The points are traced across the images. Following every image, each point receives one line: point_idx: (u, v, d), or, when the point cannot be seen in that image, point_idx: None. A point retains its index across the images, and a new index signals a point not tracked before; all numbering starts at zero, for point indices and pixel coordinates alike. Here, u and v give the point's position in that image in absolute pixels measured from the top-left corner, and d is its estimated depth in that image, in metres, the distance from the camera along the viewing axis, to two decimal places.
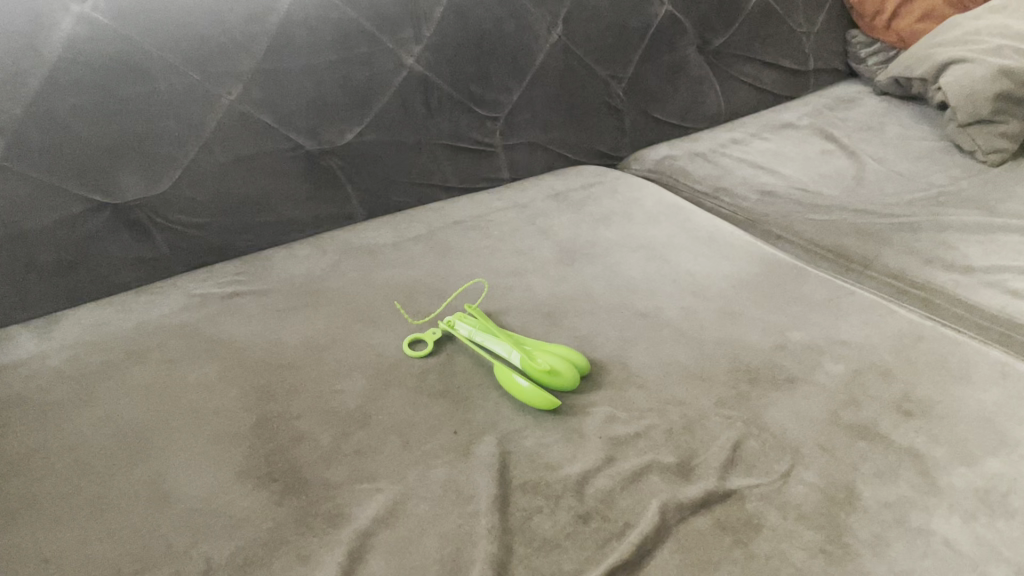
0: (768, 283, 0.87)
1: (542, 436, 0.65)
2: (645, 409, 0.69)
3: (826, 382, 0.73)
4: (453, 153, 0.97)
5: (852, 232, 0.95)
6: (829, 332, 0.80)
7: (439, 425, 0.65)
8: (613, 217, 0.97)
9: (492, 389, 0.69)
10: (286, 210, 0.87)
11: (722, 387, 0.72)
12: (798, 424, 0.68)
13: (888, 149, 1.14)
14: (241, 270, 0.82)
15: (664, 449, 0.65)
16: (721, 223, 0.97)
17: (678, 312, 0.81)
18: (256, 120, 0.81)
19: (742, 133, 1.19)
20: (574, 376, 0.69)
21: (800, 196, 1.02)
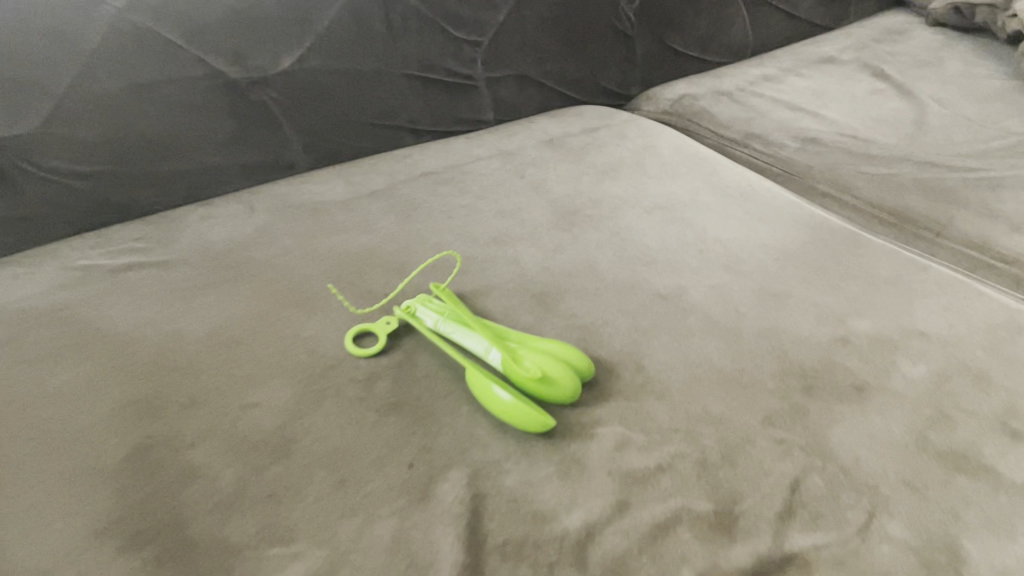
0: (818, 255, 0.69)
1: (530, 471, 0.47)
2: (668, 430, 0.51)
3: (904, 390, 0.56)
4: (423, 87, 0.78)
5: (917, 190, 0.77)
6: (901, 320, 0.62)
7: (389, 455, 0.48)
8: (622, 169, 0.78)
9: (462, 400, 0.52)
10: (206, 156, 0.68)
11: (768, 397, 0.54)
12: (873, 451, 0.51)
13: (950, 89, 0.94)
14: (142, 236, 0.63)
15: (695, 490, 0.47)
16: (755, 177, 0.79)
17: (706, 293, 0.63)
18: (155, 36, 0.62)
19: (774, 69, 0.99)
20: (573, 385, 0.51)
21: (849, 145, 0.84)
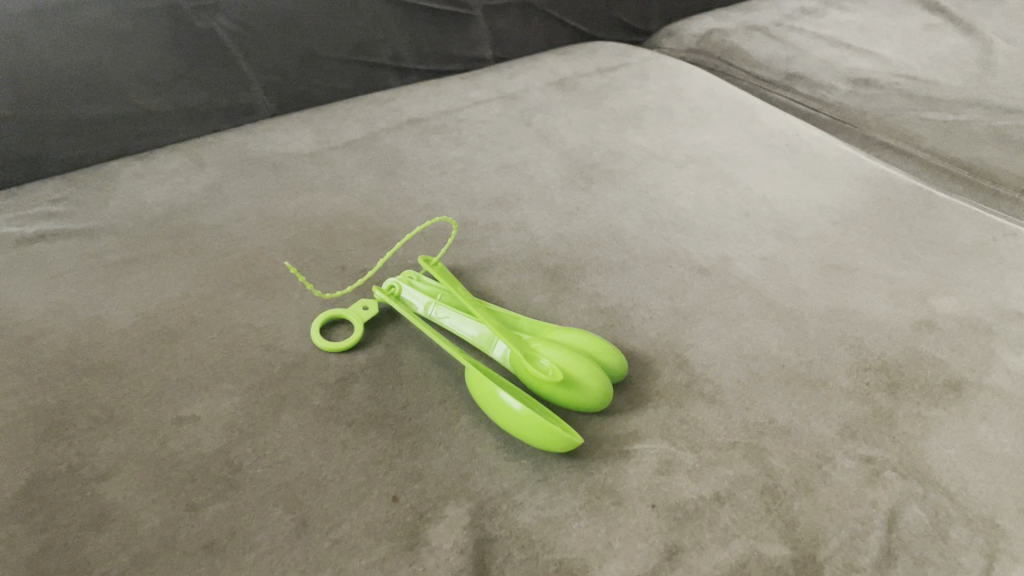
0: (886, 217, 0.57)
1: (551, 504, 0.37)
2: (724, 446, 0.40)
3: (1010, 388, 0.45)
4: (409, 18, 0.65)
5: (993, 140, 0.65)
6: (994, 298, 0.51)
7: (367, 484, 0.37)
8: (645, 115, 0.66)
9: (461, 409, 0.41)
10: (142, 98, 0.55)
11: (846, 400, 0.43)
12: (982, 472, 0.40)
13: (1016, 23, 0.82)
14: (62, 199, 0.51)
15: (766, 530, 0.36)
16: (800, 126, 0.67)
17: (757, 266, 0.52)
18: None
19: (813, 2, 0.87)
20: (602, 391, 0.40)
21: (908, 86, 0.72)
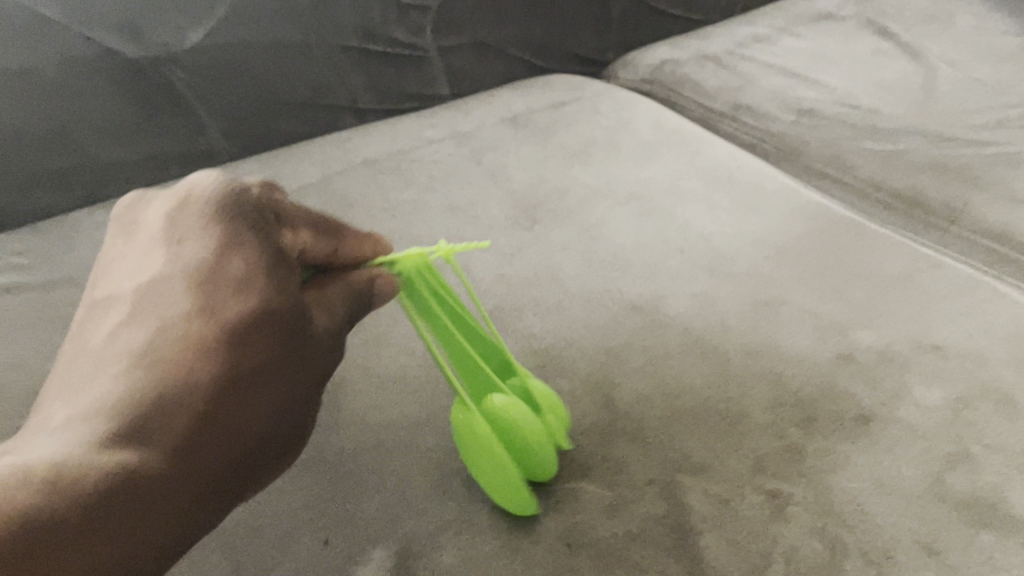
0: (819, 249, 0.59)
1: (472, 543, 0.40)
2: (640, 483, 0.43)
3: (919, 423, 0.47)
4: (364, 60, 0.68)
5: (929, 169, 0.67)
6: (913, 330, 0.53)
7: (300, 532, 0.40)
8: (594, 150, 0.69)
9: (395, 453, 0.44)
10: (102, 148, 0.59)
11: (762, 437, 0.46)
12: (884, 505, 0.42)
13: (961, 48, 0.84)
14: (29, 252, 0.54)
15: (673, 565, 0.39)
16: (743, 158, 0.70)
17: (688, 303, 0.54)
18: (31, 14, 0.54)
19: (767, 28, 0.89)
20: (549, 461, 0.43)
21: (851, 115, 0.74)
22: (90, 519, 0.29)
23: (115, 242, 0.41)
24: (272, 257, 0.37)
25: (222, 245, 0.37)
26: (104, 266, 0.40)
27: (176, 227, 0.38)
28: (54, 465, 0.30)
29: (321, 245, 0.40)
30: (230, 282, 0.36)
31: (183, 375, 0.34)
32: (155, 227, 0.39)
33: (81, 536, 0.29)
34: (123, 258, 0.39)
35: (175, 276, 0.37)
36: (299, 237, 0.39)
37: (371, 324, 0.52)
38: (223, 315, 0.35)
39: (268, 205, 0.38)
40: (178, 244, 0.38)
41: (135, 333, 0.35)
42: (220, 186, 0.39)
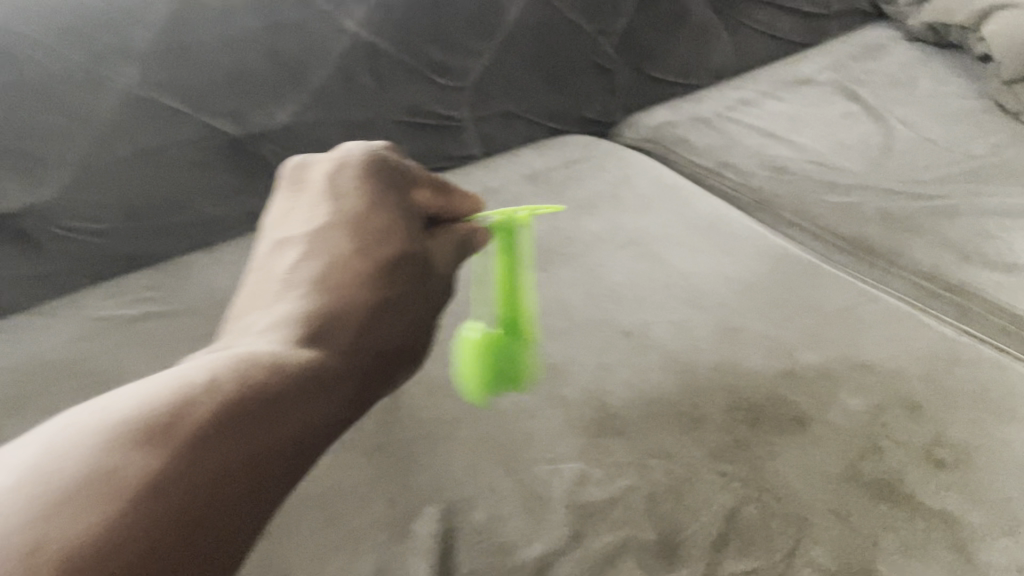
0: (777, 287, 0.74)
1: (497, 505, 0.54)
2: (623, 464, 0.57)
3: (842, 423, 0.61)
4: (412, 130, 0.84)
5: (877, 219, 0.81)
6: (848, 351, 0.67)
7: (371, 494, 0.55)
8: (599, 203, 0.84)
9: (439, 440, 0.59)
10: (209, 207, 0.74)
11: (718, 432, 0.60)
12: (806, 483, 0.57)
13: (920, 110, 0.98)
14: (156, 288, 0.70)
15: (645, 522, 0.54)
16: (723, 208, 0.84)
17: (668, 329, 0.69)
18: (163, 107, 0.68)
19: (752, 92, 1.04)
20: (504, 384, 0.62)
21: (816, 172, 0.88)
22: (324, 372, 0.45)
23: (284, 191, 0.60)
24: (409, 213, 0.57)
25: (373, 202, 0.56)
26: (276, 211, 0.59)
27: (336, 188, 0.57)
28: (290, 340, 0.47)
29: (437, 202, 0.60)
30: (383, 228, 0.55)
31: (351, 291, 0.51)
32: (321, 185, 0.58)
33: (322, 382, 0.45)
34: (295, 203, 0.58)
35: (340, 223, 0.55)
36: (423, 195, 0.59)
37: None
38: (380, 250, 0.54)
39: (403, 173, 0.59)
40: (340, 200, 0.56)
41: (317, 259, 0.53)
42: (370, 160, 0.58)
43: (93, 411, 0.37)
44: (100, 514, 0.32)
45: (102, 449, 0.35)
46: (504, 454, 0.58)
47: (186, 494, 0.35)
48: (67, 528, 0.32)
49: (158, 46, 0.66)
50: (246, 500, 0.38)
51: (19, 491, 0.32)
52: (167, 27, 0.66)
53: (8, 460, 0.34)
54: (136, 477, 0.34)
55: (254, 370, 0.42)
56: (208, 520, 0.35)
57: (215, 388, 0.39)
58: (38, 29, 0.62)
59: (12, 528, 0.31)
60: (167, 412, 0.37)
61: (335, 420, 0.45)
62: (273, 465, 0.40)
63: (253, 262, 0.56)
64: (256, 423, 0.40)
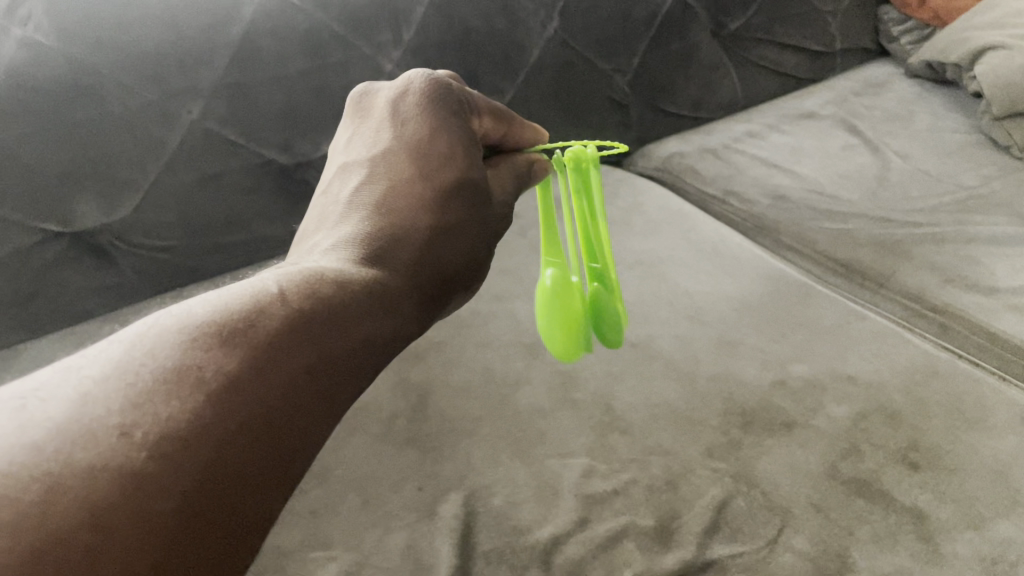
0: (772, 305, 0.80)
1: (512, 492, 0.62)
2: (626, 460, 0.64)
3: (826, 428, 0.67)
4: None
5: (869, 244, 0.87)
6: (835, 365, 0.73)
7: (403, 480, 0.63)
8: (611, 228, 0.92)
9: (464, 435, 0.66)
10: (260, 227, 0.85)
11: (713, 433, 0.67)
12: (790, 479, 0.63)
13: (916, 144, 1.04)
14: None
15: (643, 509, 0.60)
16: (727, 233, 0.91)
17: (672, 342, 0.76)
18: (222, 138, 0.77)
19: (759, 125, 1.12)
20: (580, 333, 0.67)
21: (815, 201, 0.95)
22: (383, 291, 0.49)
23: (350, 123, 0.62)
24: (471, 138, 0.59)
25: (434, 128, 0.58)
26: (343, 143, 0.62)
27: (399, 118, 0.59)
28: (353, 260, 0.50)
29: (495, 129, 0.63)
30: (444, 155, 0.57)
31: (410, 219, 0.55)
32: (384, 116, 0.60)
33: (381, 298, 0.48)
34: (360, 135, 0.61)
35: (402, 151, 0.57)
36: (483, 123, 0.62)
37: (445, 350, 0.75)
38: (439, 179, 0.57)
39: (465, 99, 0.60)
40: (402, 127, 0.59)
41: (377, 188, 0.56)
42: (431, 87, 0.59)
43: (174, 315, 0.40)
44: (185, 402, 0.35)
45: (182, 347, 0.37)
46: (520, 449, 0.65)
47: (262, 388, 0.38)
48: (157, 410, 0.34)
49: (222, 85, 0.75)
50: (316, 398, 0.40)
51: (112, 381, 0.35)
52: (230, 68, 0.75)
53: (97, 357, 0.37)
54: (217, 371, 0.37)
55: (320, 283, 0.45)
56: (283, 413, 0.38)
57: (285, 299, 0.43)
58: (119, 72, 0.70)
59: (107, 411, 0.33)
60: (241, 318, 0.40)
61: (390, 330, 0.48)
62: (338, 365, 0.42)
63: (320, 193, 0.60)
64: (321, 330, 0.43)
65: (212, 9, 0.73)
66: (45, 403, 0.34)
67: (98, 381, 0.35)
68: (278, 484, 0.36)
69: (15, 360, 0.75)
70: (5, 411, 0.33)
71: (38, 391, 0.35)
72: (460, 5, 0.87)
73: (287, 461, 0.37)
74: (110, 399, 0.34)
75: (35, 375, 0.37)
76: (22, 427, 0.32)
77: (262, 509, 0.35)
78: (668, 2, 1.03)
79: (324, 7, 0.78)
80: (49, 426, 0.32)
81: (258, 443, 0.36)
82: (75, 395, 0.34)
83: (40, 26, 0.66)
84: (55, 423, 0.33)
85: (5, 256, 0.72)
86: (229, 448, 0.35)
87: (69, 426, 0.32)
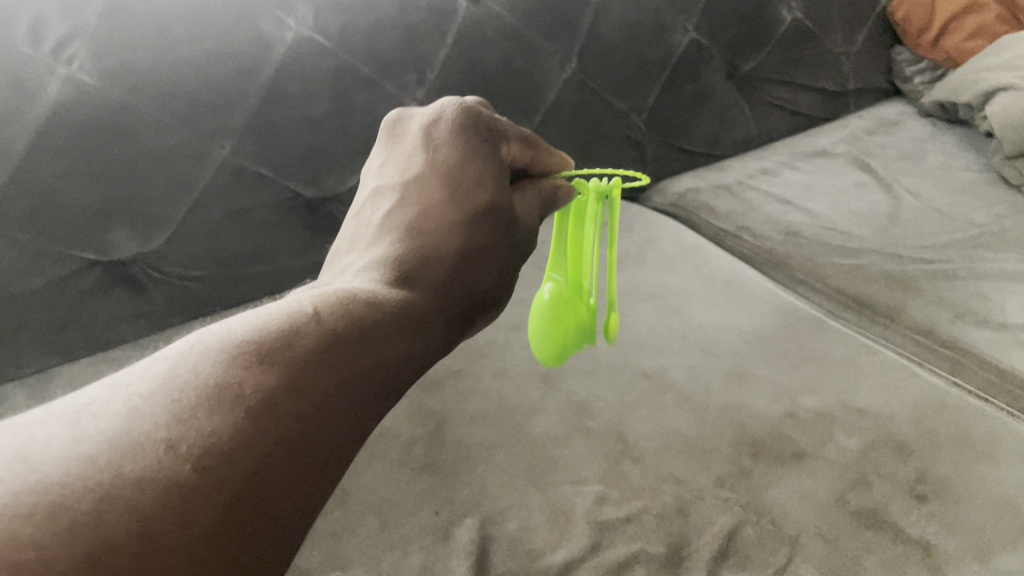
0: (783, 338, 0.82)
1: (526, 518, 0.63)
2: (638, 488, 0.66)
3: (835, 459, 0.68)
4: None
5: (881, 279, 0.89)
6: (845, 397, 0.75)
7: (420, 504, 0.64)
8: (626, 261, 0.94)
9: (479, 462, 0.68)
10: (286, 258, 0.88)
11: (723, 463, 0.68)
12: (799, 508, 0.64)
13: (928, 182, 1.06)
14: None
15: (654, 536, 0.62)
16: (740, 267, 0.93)
17: (684, 373, 0.77)
18: (252, 173, 0.81)
19: (773, 163, 1.14)
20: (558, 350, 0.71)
21: (827, 237, 0.97)
22: (413, 311, 0.50)
23: (383, 149, 0.65)
24: (497, 165, 0.62)
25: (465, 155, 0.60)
26: (377, 167, 0.64)
27: (429, 144, 0.62)
28: (384, 280, 0.52)
29: (522, 156, 0.65)
30: (471, 182, 0.60)
31: (439, 243, 0.57)
32: (415, 144, 0.63)
33: (411, 318, 0.49)
34: (392, 162, 0.63)
35: (432, 179, 0.60)
36: (510, 150, 0.65)
37: (463, 378, 0.77)
38: (467, 203, 0.59)
39: (493, 127, 0.63)
40: (434, 154, 0.61)
41: (408, 213, 0.58)
42: (461, 117, 0.63)
43: (215, 334, 0.41)
44: (226, 417, 0.36)
45: (223, 365, 0.39)
46: (535, 475, 0.67)
47: (299, 404, 0.39)
48: (200, 425, 0.35)
49: (253, 123, 0.78)
50: (349, 414, 0.41)
51: (157, 397, 0.36)
52: (260, 107, 0.78)
53: (142, 374, 0.38)
54: (255, 389, 0.38)
55: (353, 304, 0.47)
56: (318, 427, 0.39)
57: (320, 319, 0.44)
58: (156, 111, 0.73)
59: (154, 425, 0.35)
60: (279, 337, 0.41)
61: (423, 350, 0.49)
62: (372, 383, 0.44)
63: (352, 216, 0.62)
64: (353, 349, 0.44)
65: (247, 51, 0.76)
66: (96, 417, 0.35)
67: (145, 397, 0.36)
68: (311, 497, 0.37)
69: (48, 383, 0.79)
70: (58, 426, 0.35)
71: (90, 407, 0.36)
72: (481, 46, 0.90)
73: (321, 474, 0.38)
74: (156, 413, 0.35)
75: (85, 392, 0.38)
76: (75, 441, 0.34)
77: (296, 523, 0.36)
78: (683, 44, 1.06)
79: (351, 49, 0.82)
80: (101, 440, 0.34)
81: (294, 456, 0.37)
82: (123, 410, 0.36)
83: (83, 67, 0.69)
84: (105, 435, 0.34)
85: (43, 285, 0.75)
86: (267, 461, 0.36)
87: (118, 440, 0.34)
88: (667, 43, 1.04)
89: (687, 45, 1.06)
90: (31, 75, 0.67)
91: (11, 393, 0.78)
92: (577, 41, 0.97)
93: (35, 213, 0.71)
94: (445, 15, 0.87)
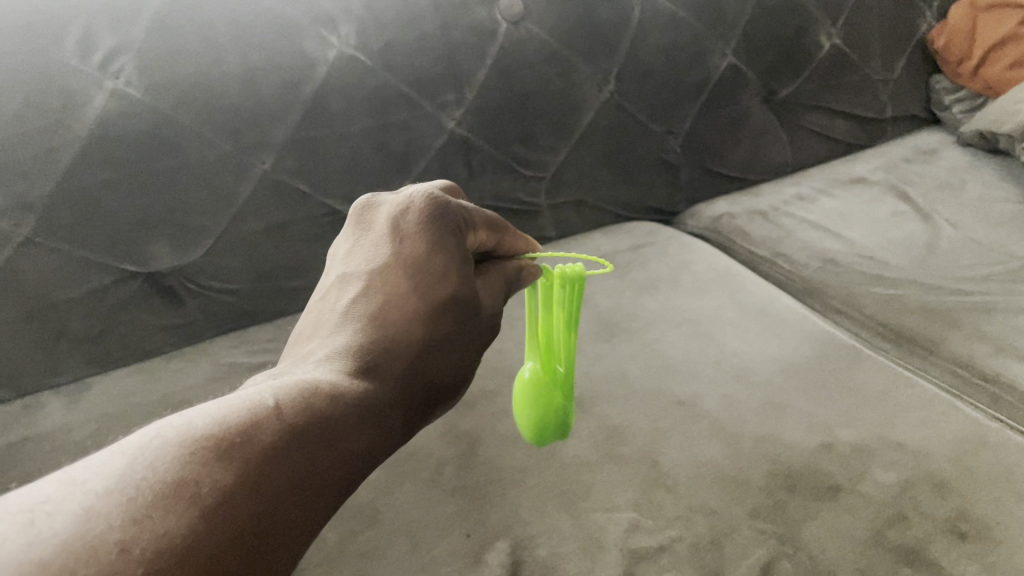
0: (820, 369, 0.81)
1: (559, 544, 0.63)
2: (672, 517, 0.65)
3: (873, 493, 0.67)
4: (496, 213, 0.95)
5: (919, 310, 0.87)
6: (883, 431, 0.73)
7: (451, 527, 0.64)
8: (660, 285, 0.94)
9: (512, 485, 0.67)
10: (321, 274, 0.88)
11: (759, 494, 0.67)
12: (836, 544, 0.63)
13: (966, 213, 1.05)
14: (274, 341, 0.84)
15: (687, 567, 0.61)
16: (776, 294, 0.93)
17: (718, 402, 0.76)
18: (291, 188, 0.81)
19: (809, 189, 1.13)
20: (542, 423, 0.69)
21: (864, 266, 0.95)
22: (373, 405, 0.49)
23: (351, 234, 0.62)
24: (465, 254, 0.60)
25: (434, 244, 0.58)
26: (343, 250, 0.62)
27: (397, 232, 0.60)
28: (345, 372, 0.51)
29: (489, 240, 0.65)
30: (440, 271, 0.58)
31: (405, 330, 0.55)
32: (385, 228, 0.61)
33: (369, 414, 0.48)
34: (360, 245, 0.61)
35: (400, 265, 0.58)
36: (479, 236, 0.63)
37: (496, 401, 0.76)
38: (440, 288, 0.58)
39: (464, 215, 0.62)
40: (402, 241, 0.59)
41: (375, 300, 0.56)
42: (430, 204, 0.60)
43: (173, 429, 0.40)
44: (182, 519, 0.35)
45: (181, 463, 0.37)
46: (568, 501, 0.66)
47: (252, 505, 0.38)
48: (155, 527, 0.34)
49: (292, 140, 0.79)
50: (301, 515, 0.40)
51: (114, 495, 0.35)
52: (301, 124, 0.79)
53: (100, 469, 0.37)
54: (211, 489, 0.37)
55: (314, 398, 0.46)
56: (269, 532, 0.38)
57: (281, 416, 0.43)
58: (199, 125, 0.74)
59: (108, 528, 0.34)
60: (237, 434, 0.40)
61: (379, 445, 0.48)
62: (329, 480, 0.43)
63: (315, 300, 0.60)
64: (311, 447, 0.43)
65: (289, 69, 0.77)
66: (50, 516, 0.34)
67: (101, 495, 0.35)
68: None
69: (80, 391, 0.79)
70: (12, 524, 0.34)
71: (45, 504, 0.35)
72: (520, 67, 0.90)
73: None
74: (111, 513, 0.34)
75: (35, 485, 0.37)
76: (27, 543, 0.33)
77: None
78: (721, 68, 1.05)
79: (393, 67, 0.82)
80: (53, 543, 0.33)
81: (244, 562, 0.36)
82: (78, 510, 0.34)
83: (129, 81, 0.70)
84: (59, 537, 0.33)
85: (82, 294, 0.76)
86: (219, 567, 0.35)
87: (71, 544, 0.33)
88: (704, 67, 1.04)
89: (725, 69, 1.06)
90: (79, 86, 0.68)
91: (42, 399, 0.78)
92: (615, 63, 0.97)
93: (78, 223, 0.72)
94: (486, 36, 0.87)
